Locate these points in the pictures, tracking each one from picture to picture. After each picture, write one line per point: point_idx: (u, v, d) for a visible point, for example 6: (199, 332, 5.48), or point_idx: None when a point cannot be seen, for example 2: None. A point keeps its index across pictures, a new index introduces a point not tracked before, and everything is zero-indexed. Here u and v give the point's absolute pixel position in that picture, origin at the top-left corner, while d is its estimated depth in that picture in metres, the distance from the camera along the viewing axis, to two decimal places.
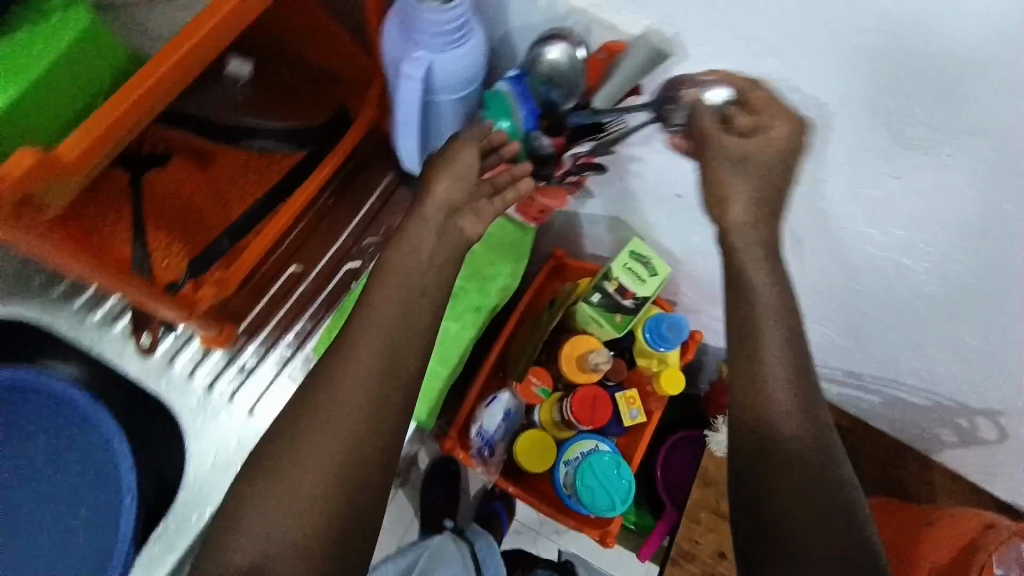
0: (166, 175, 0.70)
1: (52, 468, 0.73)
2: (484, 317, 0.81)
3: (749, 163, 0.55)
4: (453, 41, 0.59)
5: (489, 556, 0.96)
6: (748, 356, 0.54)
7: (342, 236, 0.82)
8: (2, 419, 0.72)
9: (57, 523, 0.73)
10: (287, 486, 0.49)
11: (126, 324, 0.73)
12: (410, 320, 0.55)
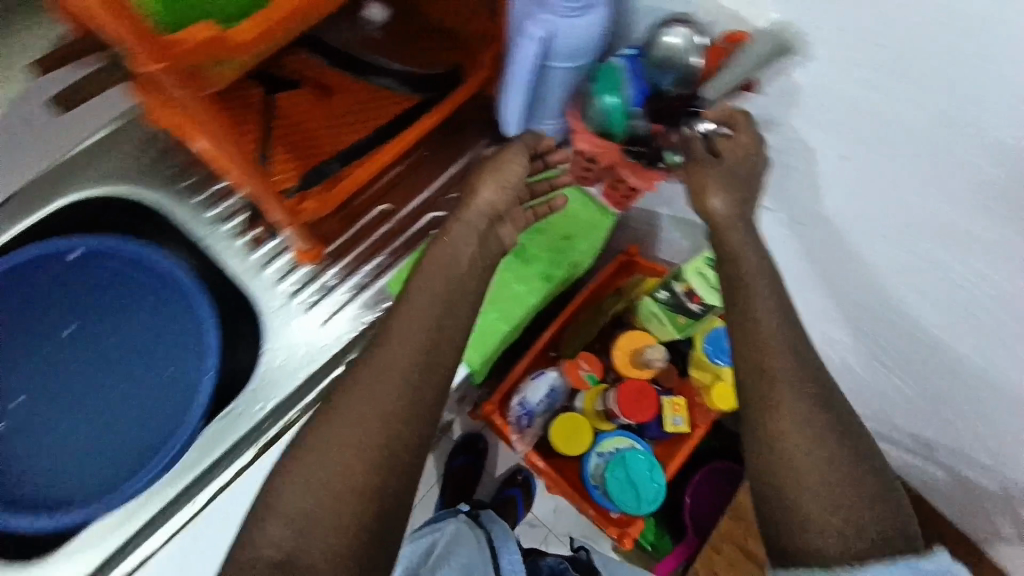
0: (294, 99, 0.80)
1: (121, 351, 0.76)
2: (550, 289, 0.83)
3: (718, 166, 0.63)
4: (581, 9, 0.62)
5: (505, 548, 0.95)
6: (760, 380, 0.55)
7: (434, 185, 0.86)
8: (91, 288, 0.76)
9: (112, 404, 0.74)
10: (324, 465, 0.52)
11: (235, 225, 0.80)
12: (446, 318, 0.61)
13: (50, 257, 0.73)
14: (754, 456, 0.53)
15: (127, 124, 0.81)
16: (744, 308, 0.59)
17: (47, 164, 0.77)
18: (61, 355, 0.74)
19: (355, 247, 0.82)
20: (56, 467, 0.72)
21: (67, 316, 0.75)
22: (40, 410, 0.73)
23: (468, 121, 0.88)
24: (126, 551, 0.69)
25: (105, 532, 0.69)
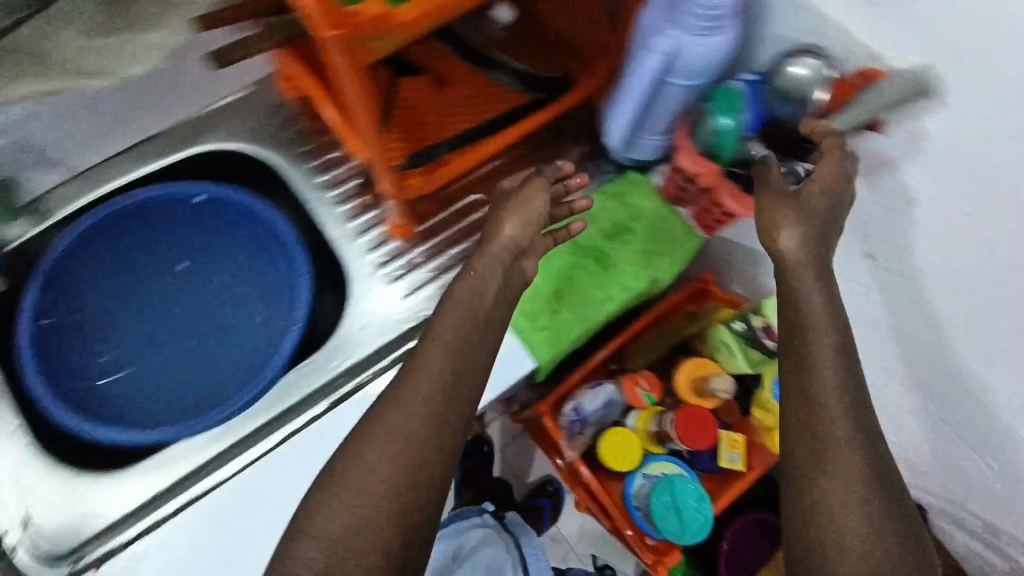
0: (412, 85, 0.85)
1: (223, 291, 0.82)
2: (628, 298, 0.81)
3: (795, 203, 0.60)
4: (713, 29, 0.62)
5: (531, 548, 1.02)
6: (809, 450, 0.54)
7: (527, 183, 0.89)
8: (211, 231, 0.84)
9: (209, 337, 0.80)
10: (354, 491, 0.53)
11: (338, 194, 0.86)
12: (474, 344, 0.59)
13: (180, 198, 0.81)
14: (795, 497, 0.55)
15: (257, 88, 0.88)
16: (801, 374, 0.57)
17: (184, 115, 0.85)
18: (174, 286, 0.82)
19: (442, 230, 0.86)
20: (149, 385, 0.78)
21: (183, 253, 0.83)
22: (149, 331, 0.80)
23: (564, 127, 0.91)
24: (194, 479, 0.71)
25: (176, 456, 0.72)
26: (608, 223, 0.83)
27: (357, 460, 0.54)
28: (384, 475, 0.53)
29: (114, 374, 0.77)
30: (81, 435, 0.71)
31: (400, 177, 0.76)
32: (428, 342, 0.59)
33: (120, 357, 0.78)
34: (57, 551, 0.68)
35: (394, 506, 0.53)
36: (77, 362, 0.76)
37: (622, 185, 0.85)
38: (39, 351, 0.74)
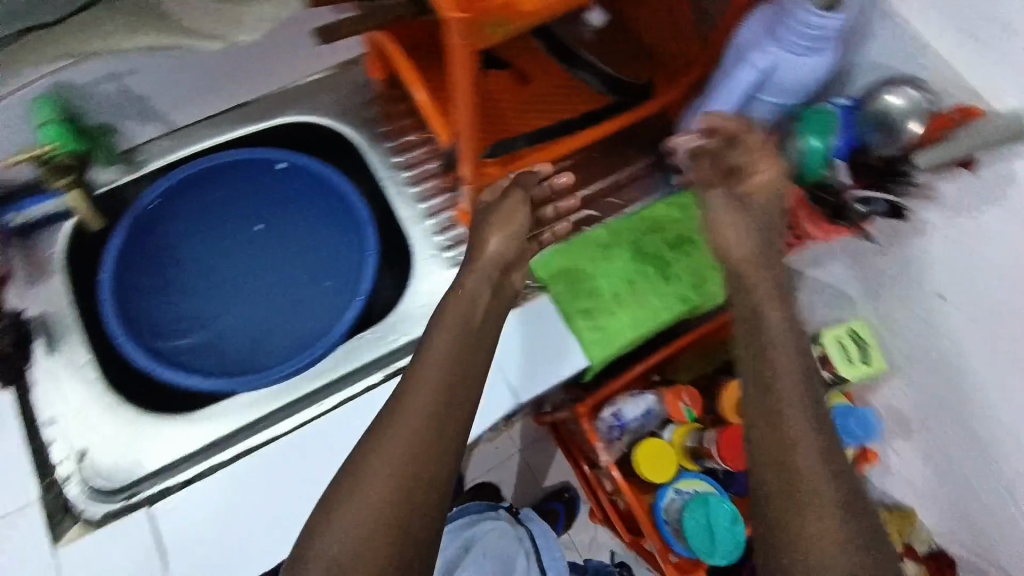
0: (497, 79, 0.87)
1: (293, 257, 0.85)
2: (687, 309, 0.80)
3: (738, 207, 0.66)
4: (815, 52, 0.63)
5: (547, 547, 0.99)
6: (777, 468, 0.52)
7: (594, 186, 0.91)
8: (289, 198, 0.87)
9: (275, 299, 0.84)
10: (363, 500, 0.52)
11: (411, 176, 0.89)
12: (466, 350, 0.62)
13: (264, 163, 0.85)
14: (767, 513, 0.52)
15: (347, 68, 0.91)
16: (765, 391, 0.56)
17: (277, 87, 0.88)
18: (248, 247, 0.85)
19: None
20: (216, 338, 0.81)
21: (260, 216, 0.86)
22: (222, 287, 0.83)
23: (635, 137, 0.92)
24: (248, 431, 0.73)
25: (238, 406, 0.74)
26: (673, 234, 0.83)
27: (361, 468, 0.54)
28: (389, 475, 0.53)
29: (183, 323, 0.81)
30: (151, 374, 0.75)
31: (480, 166, 0.77)
32: (427, 351, 0.61)
33: (193, 307, 0.82)
34: (112, 485, 0.70)
35: (400, 508, 0.52)
36: (152, 307, 0.80)
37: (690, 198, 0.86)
38: (120, 291, 0.78)
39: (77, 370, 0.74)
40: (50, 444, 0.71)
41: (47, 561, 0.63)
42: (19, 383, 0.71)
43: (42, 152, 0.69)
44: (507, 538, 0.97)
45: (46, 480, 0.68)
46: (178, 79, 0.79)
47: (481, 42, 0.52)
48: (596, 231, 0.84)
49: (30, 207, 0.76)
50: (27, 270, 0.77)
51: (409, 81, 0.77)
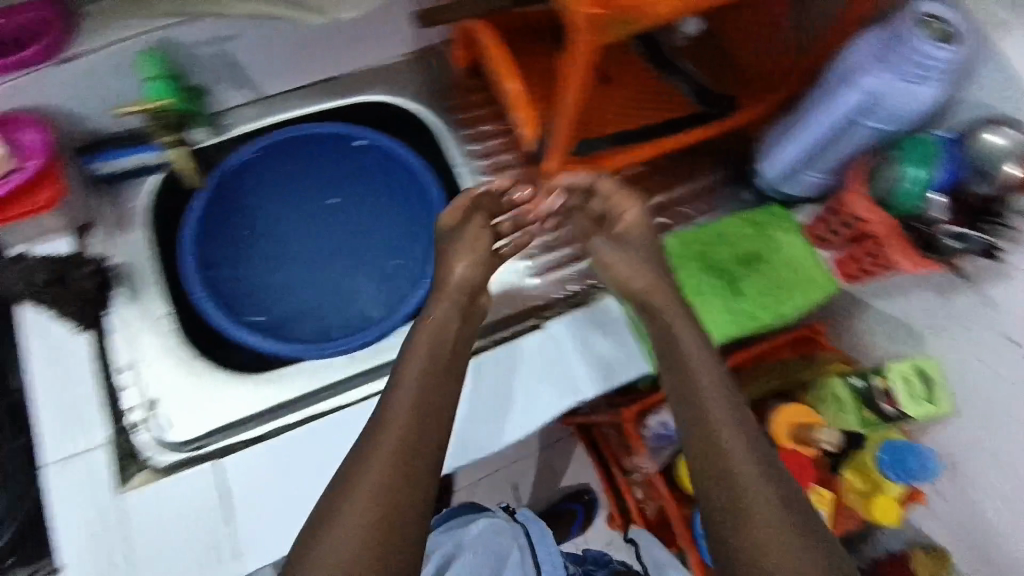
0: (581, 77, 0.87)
1: (363, 233, 0.87)
2: (753, 326, 0.79)
3: (618, 245, 0.73)
4: (928, 82, 0.62)
5: (542, 543, 0.88)
6: (721, 483, 0.55)
7: (665, 194, 0.91)
8: (364, 176, 0.88)
9: (342, 272, 0.85)
10: (355, 501, 0.52)
11: (485, 165, 0.90)
12: (434, 360, 0.64)
13: (342, 139, 0.86)
14: (720, 529, 0.54)
15: (430, 51, 0.91)
16: (697, 415, 0.60)
17: (361, 65, 0.88)
18: (319, 219, 0.87)
19: None
20: (283, 304, 0.83)
21: (333, 189, 0.88)
22: (293, 255, 0.85)
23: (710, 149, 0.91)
24: (311, 399, 0.75)
25: (302, 375, 0.76)
26: (745, 249, 0.82)
27: (354, 477, 0.54)
28: (376, 475, 0.53)
29: (252, 286, 0.83)
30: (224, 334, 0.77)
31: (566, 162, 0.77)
32: (400, 369, 0.62)
33: (264, 272, 0.84)
34: (176, 437, 0.72)
35: (389, 506, 0.52)
36: (225, 268, 0.82)
37: (765, 215, 0.84)
38: (199, 249, 0.80)
39: (150, 324, 0.76)
40: (122, 390, 0.72)
41: (110, 501, 0.66)
42: (98, 328, 0.73)
43: (168, 105, 0.68)
44: (501, 533, 0.88)
45: (114, 425, 0.70)
46: (271, 51, 0.79)
47: (602, 37, 0.53)
48: (665, 239, 0.84)
49: (118, 158, 0.79)
50: (109, 221, 0.79)
51: (501, 71, 0.75)
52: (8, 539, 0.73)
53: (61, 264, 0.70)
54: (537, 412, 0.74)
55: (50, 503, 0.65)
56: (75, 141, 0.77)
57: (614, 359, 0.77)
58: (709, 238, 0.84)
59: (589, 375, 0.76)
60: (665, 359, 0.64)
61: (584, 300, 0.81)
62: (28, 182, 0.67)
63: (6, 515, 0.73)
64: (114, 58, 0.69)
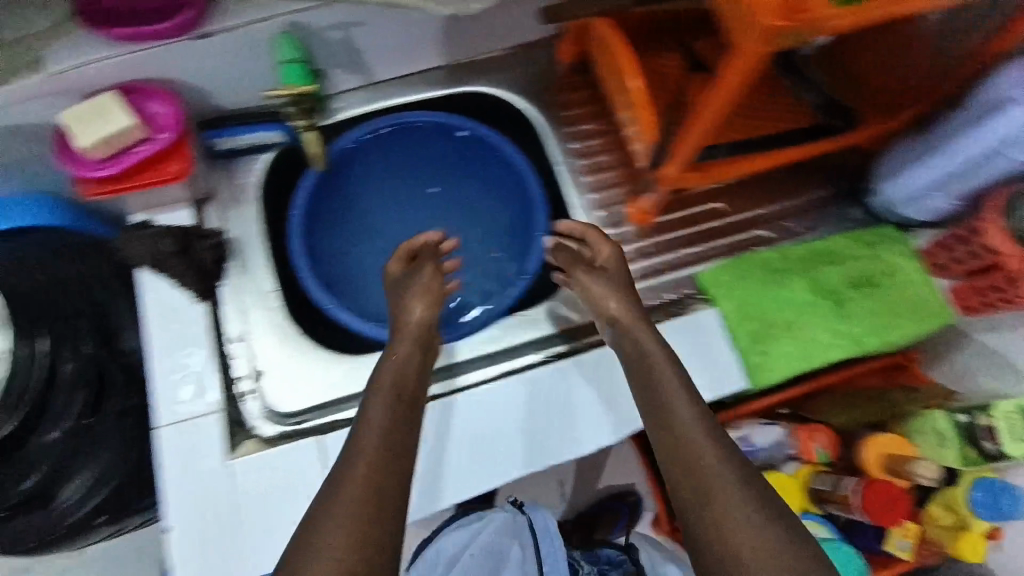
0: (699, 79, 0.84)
1: (460, 225, 0.88)
2: (857, 352, 0.78)
3: (596, 273, 0.74)
4: None
5: (547, 536, 0.79)
6: (712, 505, 0.55)
7: (770, 206, 0.88)
8: (466, 167, 0.88)
9: (437, 261, 0.87)
10: (342, 512, 0.52)
11: (588, 164, 0.88)
12: (409, 381, 0.64)
13: (446, 130, 0.86)
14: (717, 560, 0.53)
15: (537, 47, 0.90)
16: (680, 448, 0.59)
17: (468, 57, 0.88)
18: (419, 207, 0.88)
19: (680, 229, 0.86)
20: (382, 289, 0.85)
21: (433, 179, 0.89)
22: (392, 241, 0.87)
23: (817, 164, 0.89)
24: None
25: None
26: (853, 272, 0.81)
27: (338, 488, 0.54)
28: (360, 486, 0.54)
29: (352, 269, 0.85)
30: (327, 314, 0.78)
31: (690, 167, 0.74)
32: (375, 391, 0.63)
33: (362, 255, 0.87)
34: (280, 411, 0.76)
35: (375, 513, 0.52)
36: (327, 248, 0.85)
37: (875, 236, 0.84)
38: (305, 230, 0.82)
39: (259, 299, 0.79)
40: (232, 360, 0.75)
41: (218, 467, 0.69)
42: (211, 298, 0.74)
43: (314, 90, 0.71)
44: (507, 531, 0.81)
45: (226, 392, 0.73)
46: (393, 37, 0.79)
47: (774, 48, 0.50)
48: (770, 254, 0.82)
49: (241, 135, 0.79)
50: (223, 196, 0.80)
51: (623, 67, 0.73)
52: (99, 499, 0.77)
53: (185, 234, 0.73)
54: (497, 469, 0.70)
55: (163, 465, 0.68)
56: (196, 112, 0.78)
57: (594, 417, 0.72)
58: (814, 257, 0.82)
59: (587, 415, 0.72)
60: (633, 366, 0.67)
61: (681, 310, 0.80)
62: (158, 153, 0.69)
63: (105, 477, 0.76)
64: (247, 37, 0.69)
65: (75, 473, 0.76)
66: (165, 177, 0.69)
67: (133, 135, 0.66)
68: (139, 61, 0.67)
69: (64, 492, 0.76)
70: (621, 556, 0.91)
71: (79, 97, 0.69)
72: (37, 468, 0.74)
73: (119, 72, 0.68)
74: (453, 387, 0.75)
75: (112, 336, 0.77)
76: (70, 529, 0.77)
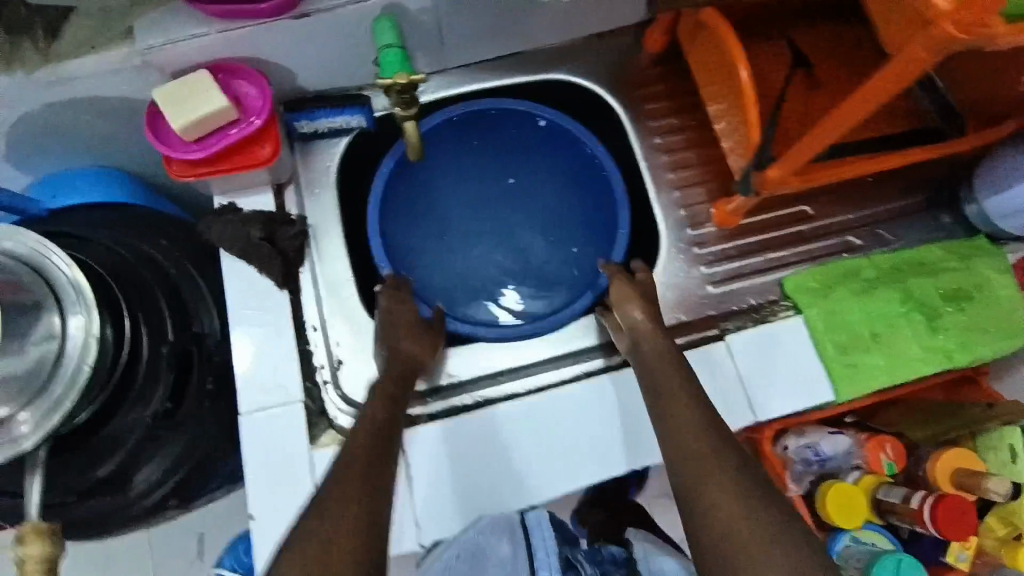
0: (804, 76, 0.80)
1: (540, 216, 0.89)
2: (948, 365, 0.76)
3: (633, 286, 0.75)
4: None
5: (537, 526, 0.62)
6: (701, 490, 0.56)
7: (858, 212, 0.85)
8: (547, 161, 0.87)
9: (518, 251, 0.88)
10: (339, 486, 0.55)
11: (671, 161, 0.86)
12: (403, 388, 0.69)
13: (529, 117, 0.83)
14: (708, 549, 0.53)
15: (620, 35, 0.87)
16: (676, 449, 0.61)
17: (550, 43, 0.85)
18: (499, 196, 0.89)
19: (767, 232, 0.83)
20: (457, 281, 0.86)
21: (510, 170, 0.89)
22: (466, 233, 0.87)
23: (905, 171, 0.86)
24: (474, 385, 0.77)
25: (477, 356, 0.79)
26: (948, 285, 0.79)
27: (339, 468, 0.57)
28: (357, 465, 0.58)
29: (427, 260, 0.86)
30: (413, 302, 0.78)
31: (806, 171, 0.71)
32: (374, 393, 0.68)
33: (443, 244, 0.87)
34: (357, 399, 0.74)
35: (369, 491, 0.55)
36: (407, 237, 0.85)
37: (972, 248, 0.83)
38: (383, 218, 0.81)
39: (336, 288, 0.78)
40: (312, 348, 0.74)
41: (303, 458, 0.69)
42: (293, 286, 0.73)
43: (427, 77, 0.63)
44: (491, 529, 0.64)
45: (307, 383, 0.73)
46: (486, 22, 0.76)
47: (932, 61, 0.49)
48: (860, 263, 0.80)
49: (321, 119, 0.77)
50: (301, 181, 0.79)
51: (732, 57, 0.69)
52: (173, 481, 0.75)
53: (270, 221, 0.73)
54: (531, 485, 0.71)
55: (249, 453, 0.68)
56: (279, 94, 0.76)
57: (599, 450, 0.72)
58: (906, 267, 0.81)
59: (609, 449, 0.72)
60: (646, 375, 0.69)
61: (770, 316, 0.79)
62: (249, 137, 0.68)
63: (178, 460, 0.74)
64: (346, 18, 0.67)
65: (150, 458, 0.73)
66: (254, 163, 0.68)
67: (223, 118, 0.65)
68: (232, 40, 0.65)
69: (137, 476, 0.73)
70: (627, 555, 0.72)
71: (166, 74, 0.67)
72: (109, 456, 0.69)
73: (209, 49, 0.66)
74: (442, 409, 0.75)
75: (189, 318, 0.75)
76: (142, 508, 0.76)
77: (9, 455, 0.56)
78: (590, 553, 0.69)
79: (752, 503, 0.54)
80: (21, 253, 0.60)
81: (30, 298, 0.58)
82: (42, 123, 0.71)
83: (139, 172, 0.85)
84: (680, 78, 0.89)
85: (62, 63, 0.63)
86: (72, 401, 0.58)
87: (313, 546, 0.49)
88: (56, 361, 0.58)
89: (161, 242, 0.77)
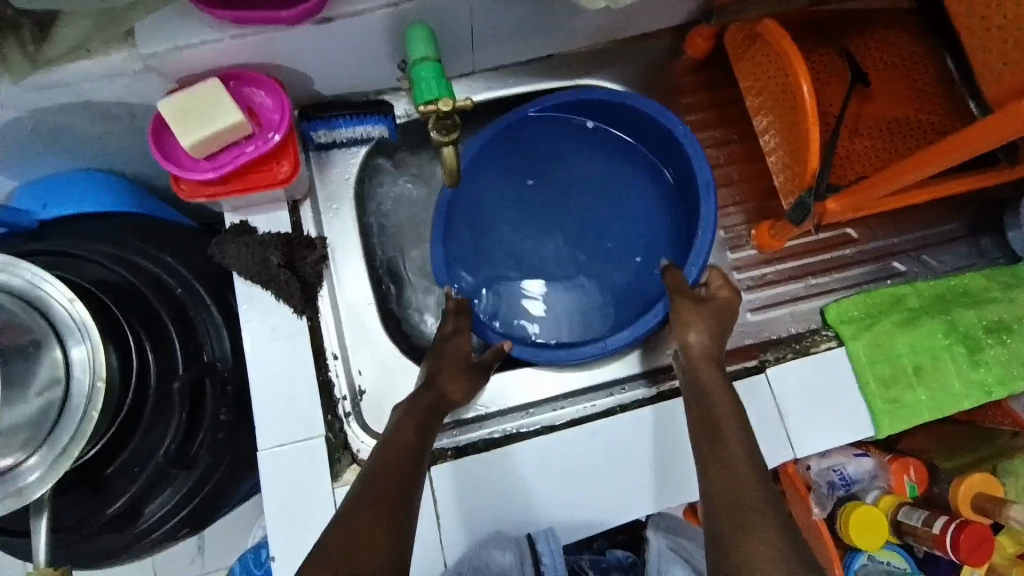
0: (865, 94, 0.75)
1: (604, 228, 0.82)
2: (986, 401, 0.74)
3: (701, 307, 0.68)
4: None
5: (546, 544, 0.64)
6: (732, 517, 0.52)
7: (900, 238, 0.83)
8: (601, 169, 0.83)
9: (580, 265, 0.81)
10: (355, 530, 0.50)
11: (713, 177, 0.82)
12: (431, 413, 0.64)
13: (573, 120, 0.81)
14: (721, 560, 0.50)
15: (659, 37, 0.81)
16: (719, 476, 0.56)
17: (585, 44, 0.78)
18: (556, 201, 0.82)
19: (806, 256, 0.82)
20: (518, 296, 0.80)
21: (563, 179, 0.83)
22: (526, 246, 0.81)
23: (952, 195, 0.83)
24: (500, 418, 0.75)
25: (506, 382, 0.76)
26: (991, 316, 0.76)
27: (353, 509, 0.52)
28: (377, 507, 0.52)
29: (487, 275, 0.80)
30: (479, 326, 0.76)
31: (876, 202, 0.68)
32: (399, 428, 0.61)
33: (499, 257, 0.81)
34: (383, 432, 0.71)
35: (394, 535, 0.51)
36: (463, 254, 0.80)
37: (1014, 276, 0.80)
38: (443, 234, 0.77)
39: (356, 312, 0.74)
40: (334, 379, 0.70)
41: (328, 499, 0.64)
42: (312, 311, 0.69)
43: (471, 101, 0.58)
44: (495, 542, 0.65)
45: (328, 417, 0.68)
46: (525, 23, 0.69)
47: None
48: (901, 289, 0.79)
49: (341, 128, 0.72)
50: (317, 195, 0.74)
51: (792, 70, 0.64)
52: (186, 516, 0.68)
53: (291, 244, 0.69)
54: (559, 521, 0.68)
55: (269, 494, 0.64)
56: (298, 102, 0.71)
57: (629, 489, 0.69)
58: (949, 295, 0.78)
59: (641, 488, 0.69)
60: (695, 406, 0.63)
61: (812, 347, 0.76)
62: (266, 154, 0.63)
63: (191, 492, 0.67)
64: (374, 22, 0.60)
65: (161, 491, 0.66)
66: (271, 182, 0.63)
67: (239, 134, 0.60)
68: (247, 46, 0.59)
69: (148, 510, 0.66)
70: (632, 559, 0.80)
71: (169, 79, 0.61)
72: (123, 490, 0.64)
73: (221, 57, 0.60)
74: (467, 442, 0.72)
75: (197, 344, 0.68)
76: (153, 544, 0.69)
77: (17, 505, 0.51)
78: (594, 560, 0.78)
79: (772, 518, 0.51)
80: (15, 287, 0.54)
81: (26, 338, 0.53)
82: (31, 132, 0.64)
83: (135, 176, 0.78)
84: (718, 87, 0.84)
85: (53, 67, 0.56)
86: (80, 449, 0.52)
87: (342, 550, 0.48)
88: (60, 409, 0.52)
89: (168, 256, 0.69)
